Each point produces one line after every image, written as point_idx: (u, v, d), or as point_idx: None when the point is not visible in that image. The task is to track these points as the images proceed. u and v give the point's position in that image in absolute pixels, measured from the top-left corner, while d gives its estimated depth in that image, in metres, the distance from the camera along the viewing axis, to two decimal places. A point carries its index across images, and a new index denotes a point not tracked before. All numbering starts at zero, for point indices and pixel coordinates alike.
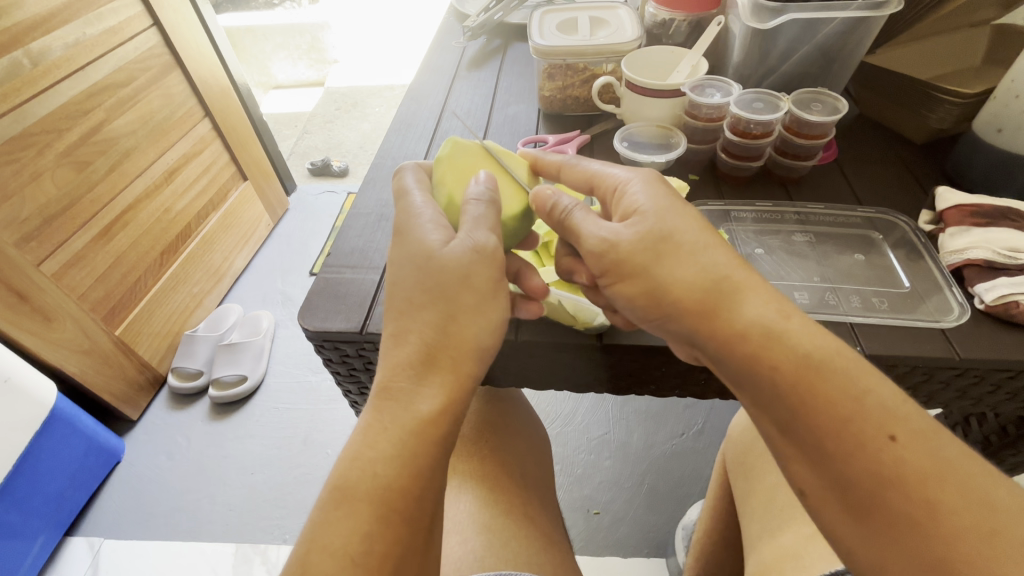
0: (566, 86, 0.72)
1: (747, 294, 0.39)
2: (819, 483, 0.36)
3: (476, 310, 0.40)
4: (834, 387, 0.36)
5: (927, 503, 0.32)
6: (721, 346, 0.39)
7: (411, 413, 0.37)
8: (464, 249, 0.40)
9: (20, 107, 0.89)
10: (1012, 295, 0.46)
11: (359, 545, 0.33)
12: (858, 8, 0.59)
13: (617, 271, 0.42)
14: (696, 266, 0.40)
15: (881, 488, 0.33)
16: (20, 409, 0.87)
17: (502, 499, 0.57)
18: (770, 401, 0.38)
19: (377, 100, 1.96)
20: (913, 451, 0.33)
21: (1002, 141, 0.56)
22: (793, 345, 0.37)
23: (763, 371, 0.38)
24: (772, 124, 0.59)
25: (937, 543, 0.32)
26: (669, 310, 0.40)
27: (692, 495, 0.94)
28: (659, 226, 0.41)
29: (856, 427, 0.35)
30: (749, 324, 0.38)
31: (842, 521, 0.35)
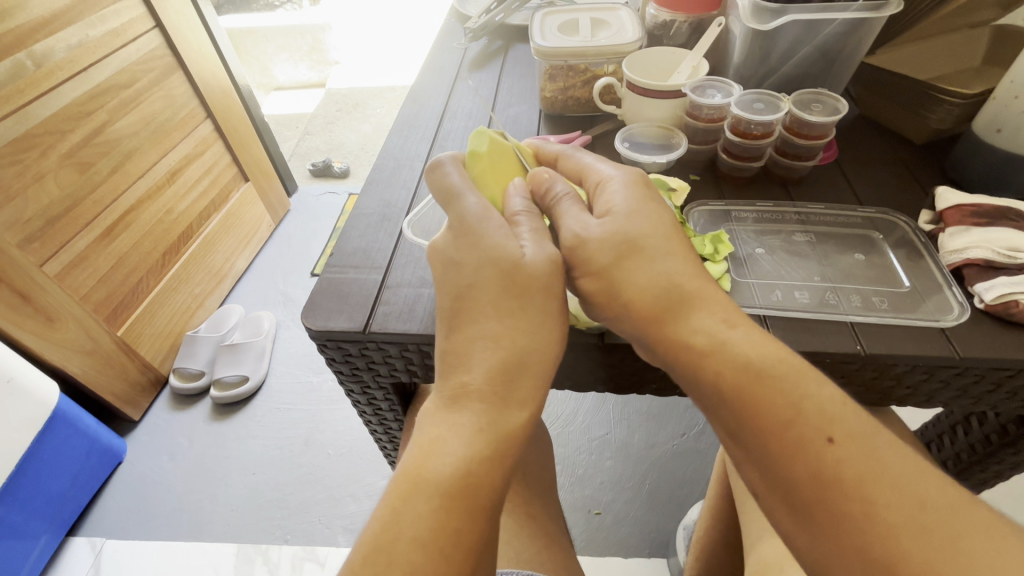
0: (566, 87, 0.72)
1: (698, 300, 0.40)
2: (767, 484, 0.36)
3: (555, 317, 0.40)
4: (775, 393, 0.36)
5: (864, 501, 0.33)
6: (671, 347, 0.40)
7: (505, 419, 0.37)
8: (544, 257, 0.41)
9: (22, 109, 0.89)
10: (1012, 295, 0.46)
11: (445, 540, 0.33)
12: (857, 10, 0.59)
13: (581, 268, 0.42)
14: (654, 273, 0.40)
15: (820, 487, 0.34)
16: (22, 410, 0.88)
17: (504, 498, 0.57)
18: (716, 407, 0.38)
19: (377, 101, 1.97)
20: (849, 454, 0.34)
21: (1001, 141, 0.56)
22: (739, 351, 0.38)
23: (708, 376, 0.38)
24: (772, 125, 0.60)
25: (873, 539, 0.32)
26: (625, 307, 0.41)
27: (693, 496, 0.94)
28: (629, 230, 0.41)
29: (796, 433, 0.35)
30: (697, 331, 0.39)
31: (790, 520, 0.36)
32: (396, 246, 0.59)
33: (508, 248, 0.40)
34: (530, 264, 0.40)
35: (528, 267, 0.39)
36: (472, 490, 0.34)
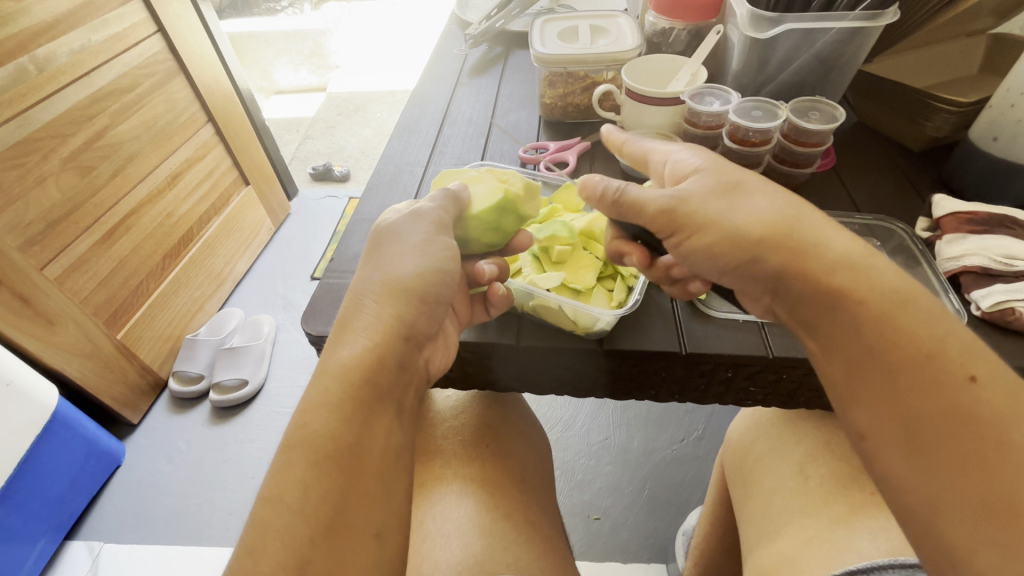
0: (566, 94, 0.73)
1: (829, 237, 0.41)
2: (884, 422, 0.37)
3: (409, 257, 0.46)
4: (913, 327, 0.38)
5: (998, 439, 0.34)
6: (795, 285, 0.41)
7: (335, 361, 0.40)
8: (408, 217, 0.48)
9: (24, 114, 0.90)
10: (1008, 303, 0.46)
11: (295, 491, 0.36)
12: (853, 19, 0.59)
13: (688, 227, 0.43)
14: (772, 214, 0.42)
15: (952, 423, 0.35)
16: (22, 414, 0.88)
17: (503, 502, 0.57)
18: (846, 342, 0.39)
19: (378, 105, 1.98)
20: (989, 391, 0.35)
21: (997, 149, 0.57)
22: (879, 281, 0.39)
23: (847, 307, 0.39)
24: (770, 132, 0.60)
25: (1003, 476, 0.33)
26: (756, 251, 0.41)
27: (691, 502, 0.94)
28: (720, 176, 0.44)
29: (937, 366, 0.36)
30: (838, 263, 0.40)
31: (904, 460, 0.36)
32: None
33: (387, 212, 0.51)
34: (390, 219, 0.49)
35: (387, 220, 0.49)
36: (313, 439, 0.37)
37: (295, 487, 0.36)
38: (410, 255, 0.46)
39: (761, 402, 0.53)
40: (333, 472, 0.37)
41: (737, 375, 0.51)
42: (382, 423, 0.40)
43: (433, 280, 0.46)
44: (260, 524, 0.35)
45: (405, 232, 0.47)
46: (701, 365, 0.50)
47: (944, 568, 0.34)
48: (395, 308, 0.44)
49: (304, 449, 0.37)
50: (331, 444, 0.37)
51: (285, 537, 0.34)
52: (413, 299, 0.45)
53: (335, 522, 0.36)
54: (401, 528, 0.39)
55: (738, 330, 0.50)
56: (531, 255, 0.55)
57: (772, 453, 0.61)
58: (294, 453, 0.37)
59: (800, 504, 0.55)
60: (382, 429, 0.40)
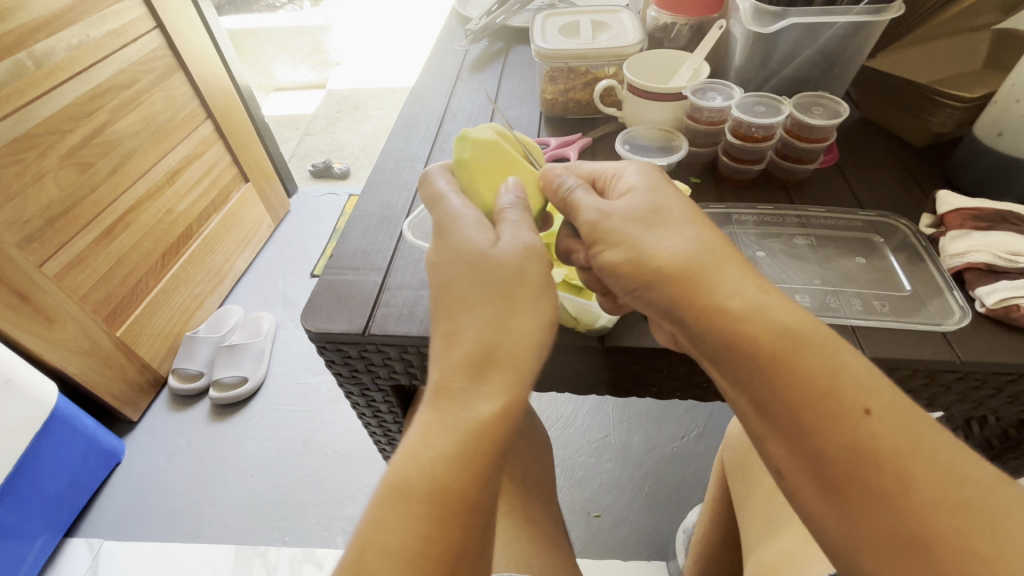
0: (567, 89, 0.72)
1: (725, 268, 0.39)
2: (794, 460, 0.35)
3: (532, 305, 0.38)
4: (808, 363, 0.35)
5: (900, 477, 0.32)
6: (690, 316, 0.39)
7: (470, 414, 0.34)
8: (519, 250, 0.40)
9: (22, 110, 0.89)
10: (1014, 299, 0.46)
11: (415, 545, 0.30)
12: (858, 13, 0.59)
13: (604, 241, 0.42)
14: (683, 236, 0.40)
15: (854, 462, 0.33)
16: (21, 411, 0.87)
17: (504, 500, 0.57)
18: (748, 378, 0.37)
19: (378, 102, 1.97)
20: (886, 425, 0.33)
21: (1003, 145, 0.56)
22: (773, 317, 0.36)
23: (742, 344, 0.37)
24: (773, 128, 0.60)
25: (908, 516, 0.31)
26: (651, 280, 0.40)
27: (692, 498, 0.94)
28: (651, 200, 0.42)
29: (833, 402, 0.34)
30: (729, 297, 0.38)
31: (819, 500, 0.34)
32: (396, 248, 0.59)
33: (468, 234, 0.41)
34: (494, 251, 0.40)
35: (491, 254, 0.39)
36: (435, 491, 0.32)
37: (416, 542, 0.30)
38: (535, 305, 0.38)
39: None
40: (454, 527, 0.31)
41: None
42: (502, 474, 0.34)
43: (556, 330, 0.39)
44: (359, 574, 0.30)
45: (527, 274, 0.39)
46: None
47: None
48: (532, 365, 0.36)
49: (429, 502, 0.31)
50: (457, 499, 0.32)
51: None
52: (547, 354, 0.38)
53: None
54: None
55: None
56: None
57: None
58: (416, 503, 0.31)
59: None
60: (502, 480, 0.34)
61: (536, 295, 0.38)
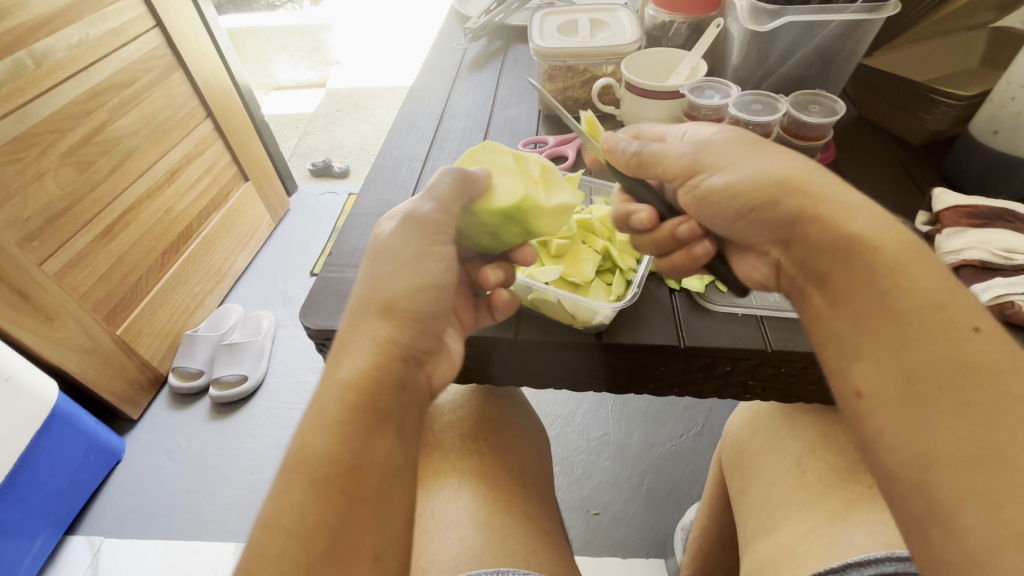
0: (566, 88, 0.73)
1: (840, 188, 0.42)
2: (881, 373, 0.36)
3: (401, 273, 0.44)
4: (917, 282, 0.37)
5: (997, 391, 0.33)
6: (809, 230, 0.42)
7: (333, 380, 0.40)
8: (403, 224, 0.46)
9: (22, 108, 0.89)
10: (1008, 296, 0.46)
11: (293, 513, 0.35)
12: (854, 11, 0.59)
13: (708, 168, 0.46)
14: (791, 157, 0.44)
15: (954, 371, 0.34)
16: (21, 408, 0.88)
17: (502, 496, 0.57)
18: (851, 291, 0.39)
19: (377, 101, 1.97)
20: (992, 343, 0.34)
21: (999, 143, 0.56)
22: (892, 234, 0.39)
23: (860, 251, 0.39)
24: (770, 126, 0.60)
25: (997, 429, 0.32)
26: (775, 193, 0.43)
27: (690, 496, 0.94)
28: (739, 133, 0.47)
29: (943, 315, 0.36)
30: (846, 209, 0.41)
31: (900, 413, 0.35)
32: None
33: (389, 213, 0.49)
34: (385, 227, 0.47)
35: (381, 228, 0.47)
36: (312, 462, 0.36)
37: (294, 510, 0.35)
38: (402, 269, 0.44)
39: (759, 396, 0.53)
40: (332, 494, 0.36)
41: (736, 369, 0.50)
42: (383, 441, 0.39)
43: (419, 298, 0.44)
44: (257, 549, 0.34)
45: (397, 241, 0.45)
46: (699, 358, 0.50)
47: (929, 531, 0.32)
48: (389, 330, 0.42)
49: (305, 473, 0.36)
50: (332, 467, 0.36)
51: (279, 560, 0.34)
52: (407, 319, 0.43)
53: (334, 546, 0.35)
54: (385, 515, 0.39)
55: (735, 323, 0.50)
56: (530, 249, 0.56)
57: (770, 446, 0.61)
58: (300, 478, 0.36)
59: (798, 497, 0.55)
60: (382, 449, 0.39)
61: (404, 265, 0.44)
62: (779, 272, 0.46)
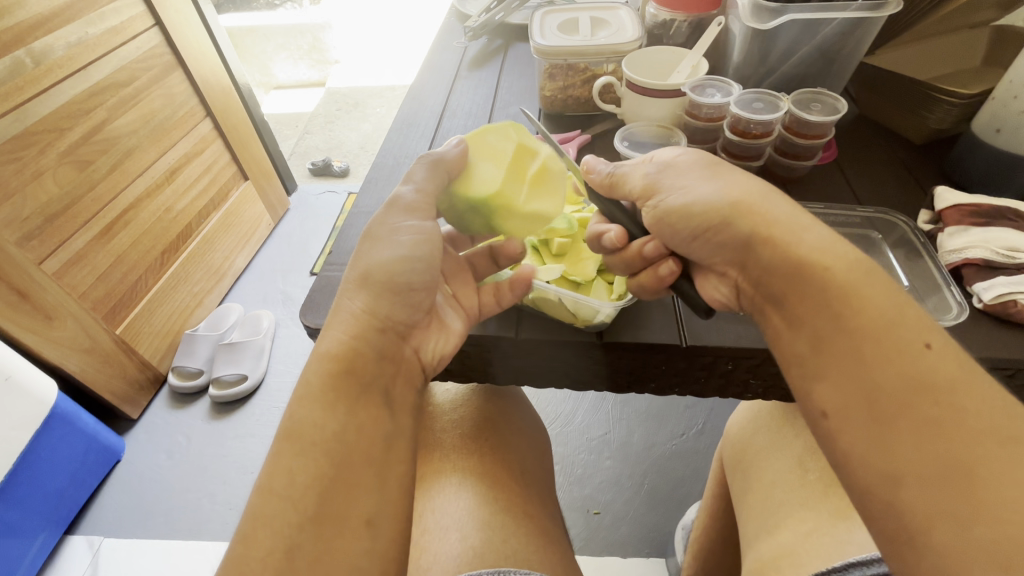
0: (566, 87, 0.72)
1: (785, 208, 0.42)
2: (841, 396, 0.36)
3: (388, 244, 0.46)
4: (871, 302, 0.37)
5: (955, 407, 0.33)
6: (761, 251, 0.41)
7: (319, 349, 0.43)
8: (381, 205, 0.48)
9: (21, 107, 0.89)
10: (1011, 295, 0.46)
11: (283, 478, 0.38)
12: (856, 10, 0.59)
13: (663, 190, 0.46)
14: (747, 179, 0.44)
15: (910, 390, 0.34)
16: (20, 408, 0.87)
17: (502, 495, 0.57)
18: (810, 312, 0.39)
19: (377, 100, 1.97)
20: (946, 358, 0.34)
21: (1000, 141, 0.56)
22: (847, 253, 0.39)
23: (816, 273, 0.39)
24: (771, 124, 0.60)
25: (959, 445, 0.32)
26: (727, 215, 0.42)
27: (691, 495, 0.94)
28: (702, 154, 0.47)
29: (897, 332, 0.36)
30: (799, 229, 0.41)
31: (863, 436, 0.35)
32: None
33: None
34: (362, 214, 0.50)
35: None
36: (299, 428, 0.39)
37: (285, 476, 0.38)
38: (387, 241, 0.46)
39: (760, 395, 0.53)
40: (321, 458, 0.38)
41: (737, 368, 0.50)
42: (369, 411, 0.41)
43: (404, 269, 0.46)
44: (256, 512, 0.36)
45: (376, 216, 0.48)
46: (701, 356, 0.50)
47: (904, 553, 0.32)
48: (366, 299, 0.44)
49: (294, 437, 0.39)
50: (316, 433, 0.39)
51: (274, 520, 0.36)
52: (387, 291, 0.45)
53: (322, 511, 0.37)
54: (383, 513, 0.39)
55: (738, 322, 0.50)
56: (530, 247, 0.56)
57: (771, 446, 0.61)
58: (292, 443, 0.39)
59: (800, 497, 0.55)
60: (369, 415, 0.41)
61: (389, 238, 0.46)
62: (740, 295, 0.45)
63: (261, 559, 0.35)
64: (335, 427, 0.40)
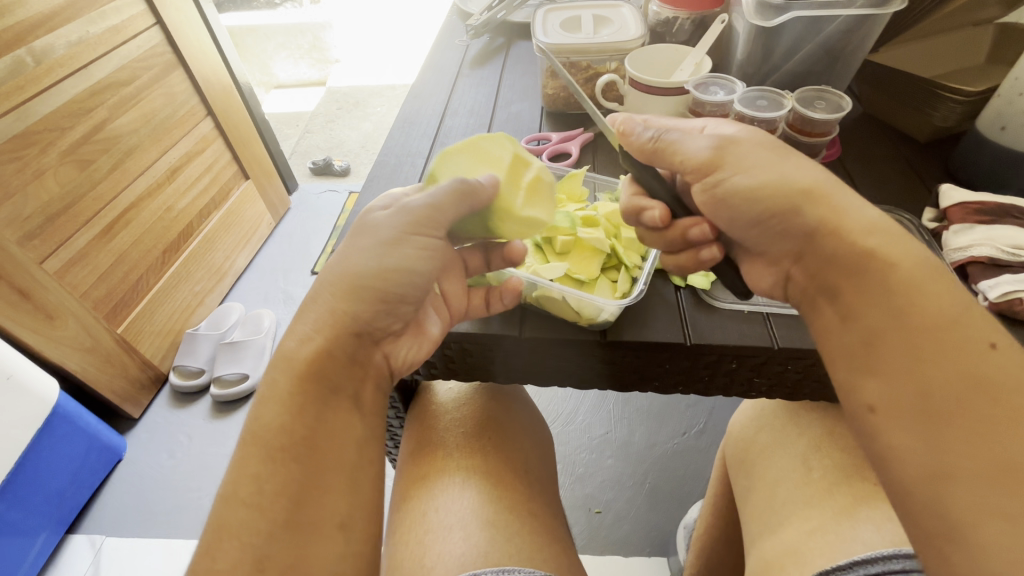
0: (568, 85, 0.72)
1: (854, 199, 0.42)
2: (895, 391, 0.36)
3: (372, 250, 0.46)
4: (933, 298, 0.37)
5: (1015, 407, 0.33)
6: (825, 243, 0.41)
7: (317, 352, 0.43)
8: (393, 214, 0.47)
9: (22, 106, 0.89)
10: (1016, 292, 0.46)
11: (249, 486, 0.38)
12: (863, 6, 0.59)
13: (730, 166, 0.44)
14: (810, 166, 0.43)
15: (969, 388, 0.34)
16: (22, 408, 0.87)
17: (506, 495, 0.57)
18: (866, 307, 0.38)
19: (378, 99, 1.97)
20: (1009, 359, 0.34)
21: (1005, 139, 0.56)
22: (911, 248, 0.39)
23: (876, 268, 0.38)
24: (775, 122, 0.59)
25: (1014, 446, 0.32)
26: (795, 201, 0.41)
27: (693, 495, 0.94)
28: (763, 136, 0.46)
29: (961, 330, 0.35)
30: (864, 220, 0.40)
31: (913, 432, 0.35)
32: None
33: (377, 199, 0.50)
34: (377, 216, 0.48)
35: (371, 217, 0.49)
36: (265, 433, 0.40)
37: (249, 482, 0.39)
38: (377, 248, 0.46)
39: (764, 393, 0.52)
40: (284, 464, 0.40)
41: (742, 367, 0.50)
42: (335, 414, 0.43)
43: (391, 280, 0.46)
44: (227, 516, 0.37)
45: (387, 223, 0.47)
46: (705, 355, 0.50)
47: (946, 546, 0.33)
48: (344, 305, 0.45)
49: (264, 443, 0.40)
50: (284, 438, 0.40)
51: (248, 525, 0.37)
52: (370, 296, 0.45)
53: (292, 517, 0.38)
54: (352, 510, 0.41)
55: (741, 321, 0.50)
56: (533, 244, 0.56)
57: (775, 444, 0.61)
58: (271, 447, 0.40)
59: (803, 495, 0.55)
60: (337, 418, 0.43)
61: (380, 244, 0.46)
62: (789, 283, 0.45)
63: (228, 569, 0.36)
64: (303, 428, 0.41)
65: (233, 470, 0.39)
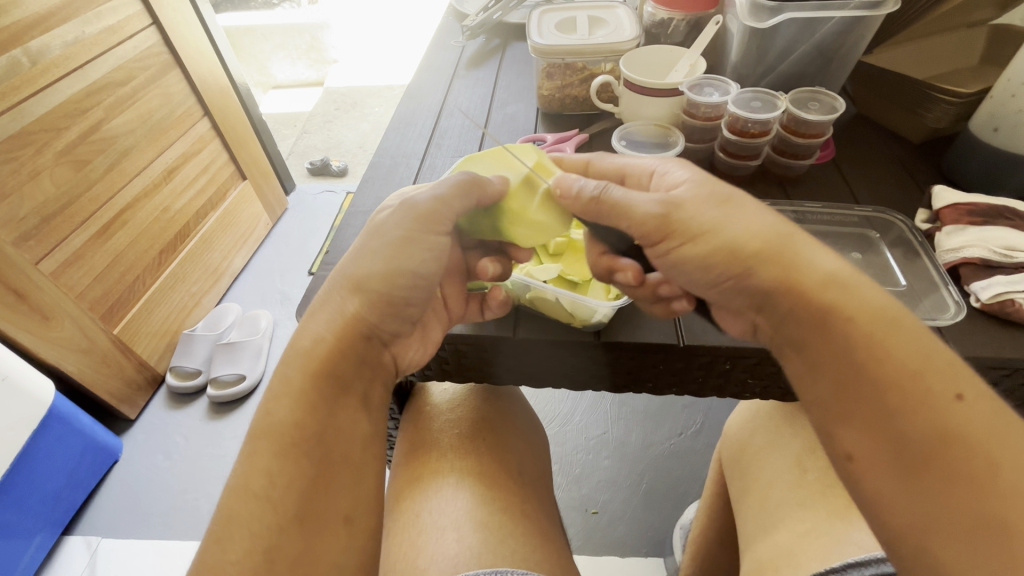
0: (564, 86, 0.72)
1: (810, 247, 0.41)
2: (869, 443, 0.36)
3: (376, 253, 0.46)
4: (898, 350, 0.36)
5: (988, 459, 0.33)
6: (782, 301, 0.40)
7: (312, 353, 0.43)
8: (400, 212, 0.47)
9: (18, 106, 0.89)
10: (1008, 294, 0.46)
11: (261, 480, 0.38)
12: (855, 7, 0.60)
13: (681, 235, 0.42)
14: (763, 218, 0.42)
15: (939, 442, 0.34)
16: (18, 408, 0.87)
17: (500, 496, 0.57)
18: (834, 359, 0.38)
19: (376, 99, 1.97)
20: (977, 409, 0.34)
21: (998, 140, 0.56)
22: (868, 299, 0.38)
23: (836, 324, 0.38)
24: (769, 123, 0.60)
25: (989, 499, 0.32)
26: (750, 264, 0.40)
27: (689, 495, 0.94)
28: (713, 187, 0.43)
29: (926, 381, 0.35)
30: (822, 271, 0.40)
31: (892, 484, 0.35)
32: None
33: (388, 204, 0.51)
34: (384, 215, 0.48)
35: (379, 218, 0.49)
36: (278, 428, 0.40)
37: (262, 476, 0.38)
38: (380, 252, 0.46)
39: (757, 394, 0.53)
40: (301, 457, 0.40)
41: (735, 368, 0.50)
42: (346, 413, 0.43)
43: (389, 283, 0.46)
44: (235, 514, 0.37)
45: (393, 219, 0.47)
46: (698, 356, 0.50)
47: None
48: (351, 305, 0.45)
49: (276, 437, 0.40)
50: (297, 432, 0.40)
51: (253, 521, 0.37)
52: (376, 298, 0.46)
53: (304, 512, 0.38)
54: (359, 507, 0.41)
55: None
56: None
57: (770, 446, 0.61)
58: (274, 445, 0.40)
59: (797, 497, 0.55)
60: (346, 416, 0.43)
61: (382, 250, 0.46)
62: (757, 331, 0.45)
63: (237, 560, 0.36)
64: (314, 424, 0.41)
65: (240, 466, 0.39)
